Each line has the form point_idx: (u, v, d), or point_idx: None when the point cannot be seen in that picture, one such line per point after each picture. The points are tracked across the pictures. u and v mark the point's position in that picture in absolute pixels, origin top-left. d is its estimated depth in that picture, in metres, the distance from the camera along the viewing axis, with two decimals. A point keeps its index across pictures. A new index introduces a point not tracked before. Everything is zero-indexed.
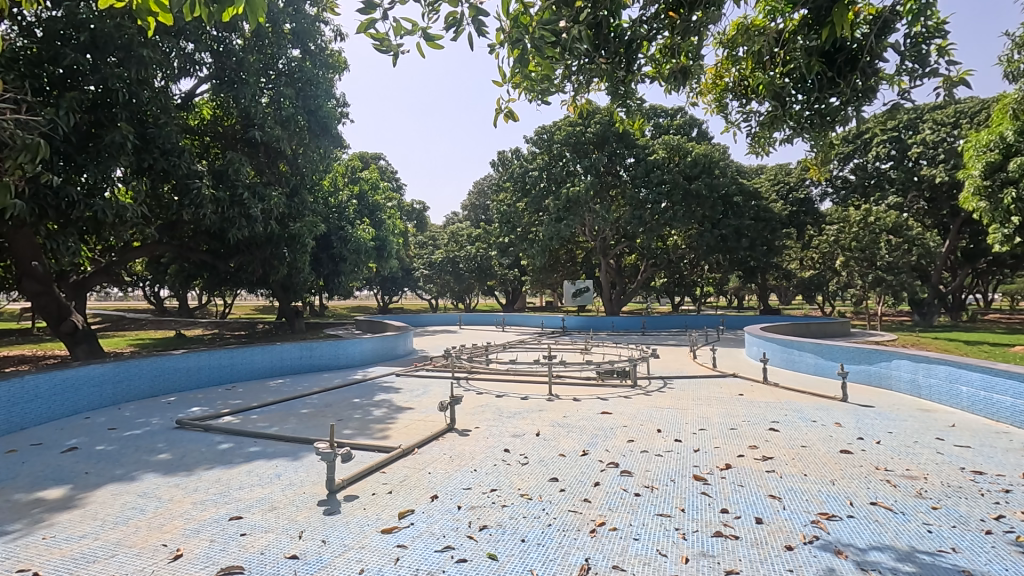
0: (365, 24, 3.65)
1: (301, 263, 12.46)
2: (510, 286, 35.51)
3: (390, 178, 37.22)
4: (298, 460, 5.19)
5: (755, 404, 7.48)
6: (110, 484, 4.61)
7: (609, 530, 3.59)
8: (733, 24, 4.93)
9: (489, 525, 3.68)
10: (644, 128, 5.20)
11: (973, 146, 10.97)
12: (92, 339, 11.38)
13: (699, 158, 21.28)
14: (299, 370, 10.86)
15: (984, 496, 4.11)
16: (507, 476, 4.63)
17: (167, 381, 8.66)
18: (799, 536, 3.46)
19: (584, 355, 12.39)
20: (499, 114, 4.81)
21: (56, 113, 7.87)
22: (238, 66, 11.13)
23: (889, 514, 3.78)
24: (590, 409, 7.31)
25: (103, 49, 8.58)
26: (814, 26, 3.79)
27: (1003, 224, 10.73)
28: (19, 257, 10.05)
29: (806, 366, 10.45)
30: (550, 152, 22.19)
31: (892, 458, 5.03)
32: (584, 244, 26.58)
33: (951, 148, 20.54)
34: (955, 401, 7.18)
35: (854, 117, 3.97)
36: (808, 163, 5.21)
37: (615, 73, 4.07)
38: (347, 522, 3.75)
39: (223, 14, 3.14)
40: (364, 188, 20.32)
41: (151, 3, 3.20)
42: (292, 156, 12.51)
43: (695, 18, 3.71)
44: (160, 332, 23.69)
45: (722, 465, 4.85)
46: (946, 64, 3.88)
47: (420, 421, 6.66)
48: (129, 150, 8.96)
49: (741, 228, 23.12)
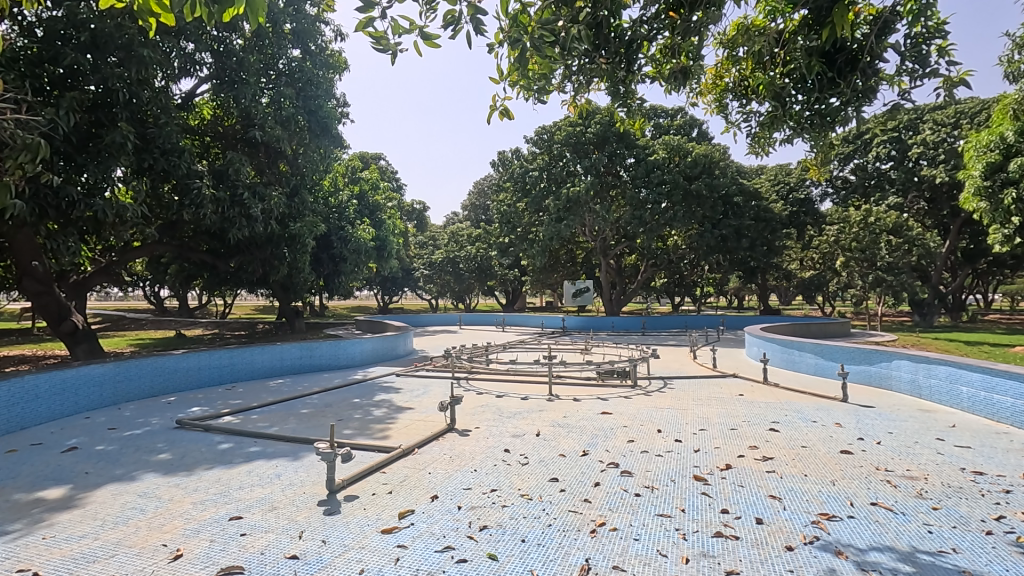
0: (364, 23, 3.65)
1: (301, 263, 12.45)
2: (510, 286, 35.52)
3: (390, 178, 37.24)
4: (298, 460, 5.19)
5: (755, 405, 7.47)
6: (110, 484, 4.61)
7: (609, 530, 3.59)
8: (733, 25, 4.94)
9: (489, 525, 3.68)
10: (644, 128, 5.20)
11: (973, 146, 10.96)
12: (92, 339, 11.37)
13: (699, 158, 21.28)
14: (299, 370, 10.86)
15: (985, 496, 4.11)
16: (507, 476, 4.63)
17: (167, 381, 8.66)
18: (799, 536, 3.46)
19: (584, 355, 12.39)
20: (494, 112, 4.78)
21: (56, 113, 7.87)
22: (238, 66, 11.13)
23: (889, 514, 3.78)
24: (590, 409, 7.31)
25: (103, 49, 8.58)
26: (814, 26, 3.78)
27: (1003, 225, 10.73)
28: (19, 257, 10.04)
29: (806, 366, 10.45)
30: (550, 152, 22.21)
31: (893, 458, 5.03)
32: (584, 244, 26.58)
33: (951, 148, 20.53)
34: (956, 401, 7.18)
35: (854, 118, 3.97)
36: (808, 163, 5.20)
37: (615, 73, 4.07)
38: (347, 522, 3.75)
39: (223, 15, 3.15)
40: (364, 188, 20.33)
41: (152, 4, 3.22)
42: (292, 156, 12.53)
43: (695, 18, 3.70)
44: (160, 331, 23.69)
45: (723, 465, 4.85)
46: (946, 64, 3.88)
47: (420, 421, 6.66)
48: (129, 150, 8.95)
49: (741, 228, 23.14)
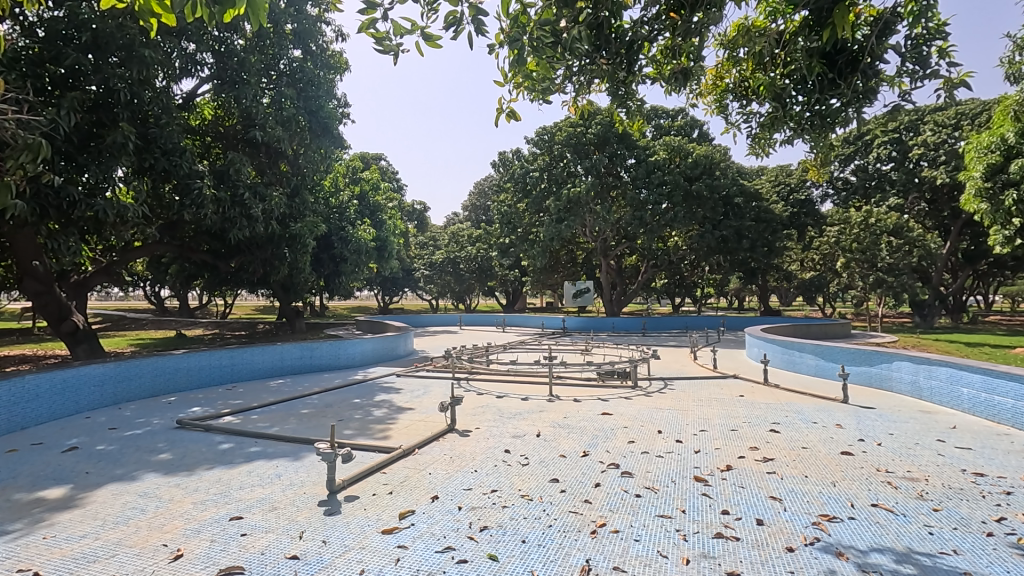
0: (366, 23, 3.66)
1: (301, 263, 12.47)
2: (511, 287, 35.57)
3: (390, 178, 37.25)
4: (298, 460, 5.19)
5: (756, 406, 7.48)
6: (111, 483, 4.62)
7: (609, 531, 3.58)
8: (734, 26, 4.94)
9: (489, 526, 3.68)
10: (644, 129, 5.22)
11: (974, 148, 10.95)
12: (92, 339, 11.37)
13: (700, 159, 21.29)
14: (299, 370, 10.86)
15: (987, 498, 4.10)
16: (507, 477, 4.63)
17: (167, 381, 8.66)
18: (800, 537, 3.46)
19: (585, 355, 12.41)
20: (500, 114, 4.83)
21: (57, 113, 7.87)
22: (239, 66, 11.11)
23: (890, 515, 3.77)
24: (590, 409, 7.32)
25: (105, 49, 8.60)
26: (815, 28, 3.77)
27: (1004, 226, 10.76)
28: (19, 257, 10.04)
29: (806, 367, 10.47)
30: (550, 153, 22.23)
31: (894, 460, 5.04)
32: (584, 245, 26.55)
33: (951, 149, 20.51)
34: (956, 403, 7.17)
35: (854, 119, 3.99)
36: (808, 164, 5.20)
37: (615, 74, 4.08)
38: (348, 522, 3.75)
39: (224, 16, 3.16)
40: (365, 189, 20.36)
41: (154, 5, 3.22)
42: (293, 156, 12.55)
43: (695, 20, 3.68)
44: (160, 331, 23.69)
45: (723, 465, 4.85)
46: (946, 65, 3.87)
47: (420, 421, 6.68)
48: (130, 150, 8.97)
49: (742, 228, 23.06)
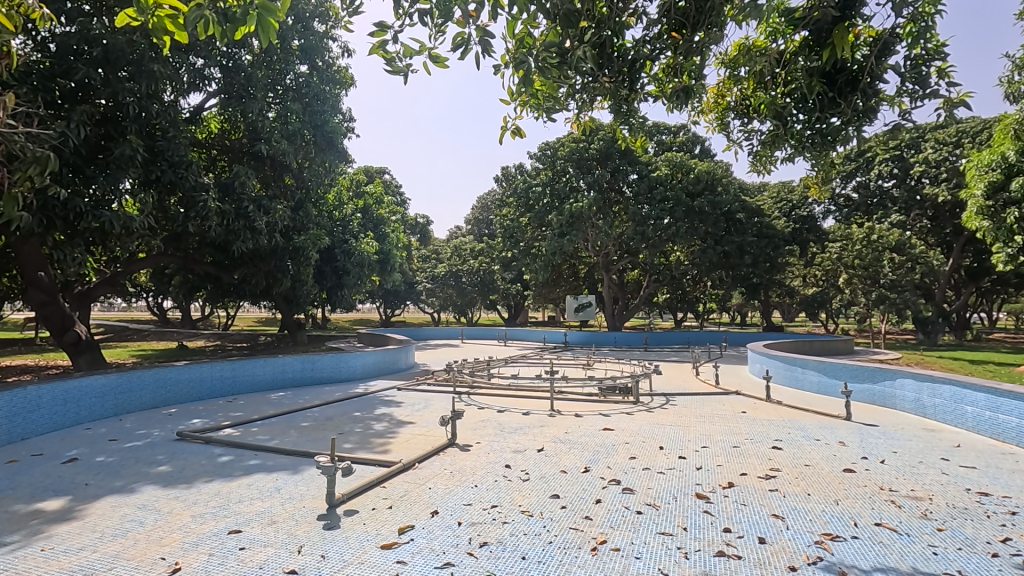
0: (377, 44, 3.72)
1: (304, 275, 12.54)
2: (513, 300, 35.61)
3: (394, 193, 37.70)
4: (298, 473, 5.18)
5: (759, 423, 7.41)
6: (109, 496, 4.59)
7: (610, 548, 3.55)
8: (734, 45, 4.98)
9: (489, 541, 3.65)
10: (647, 147, 5.18)
11: (975, 165, 10.96)
12: (95, 350, 11.28)
13: (702, 175, 21.30)
14: (299, 382, 10.81)
15: (991, 518, 4.06)
16: (507, 492, 4.60)
17: (165, 393, 8.61)
18: (802, 556, 3.43)
19: (586, 370, 12.35)
20: (505, 132, 4.85)
21: (66, 126, 8.00)
22: (246, 81, 11.19)
23: (893, 535, 3.73)
24: (591, 425, 7.26)
25: (115, 63, 8.73)
26: (814, 47, 3.82)
27: (1007, 244, 10.62)
28: (26, 267, 10.12)
29: (810, 384, 10.42)
30: (553, 168, 22.43)
31: (897, 478, 5.00)
32: (586, 261, 26.64)
33: (953, 167, 20.62)
34: (961, 422, 7.11)
35: (854, 137, 3.95)
36: (808, 181, 5.19)
37: (617, 91, 4.09)
38: (347, 537, 3.72)
39: (235, 33, 3.31)
40: (369, 202, 20.46)
41: (168, 22, 3.41)
42: (298, 169, 12.70)
43: (697, 39, 3.75)
44: (161, 342, 23.65)
45: (725, 483, 4.82)
46: (946, 85, 3.72)
47: (420, 436, 6.62)
48: (138, 162, 9.05)
49: (743, 244, 22.83)
